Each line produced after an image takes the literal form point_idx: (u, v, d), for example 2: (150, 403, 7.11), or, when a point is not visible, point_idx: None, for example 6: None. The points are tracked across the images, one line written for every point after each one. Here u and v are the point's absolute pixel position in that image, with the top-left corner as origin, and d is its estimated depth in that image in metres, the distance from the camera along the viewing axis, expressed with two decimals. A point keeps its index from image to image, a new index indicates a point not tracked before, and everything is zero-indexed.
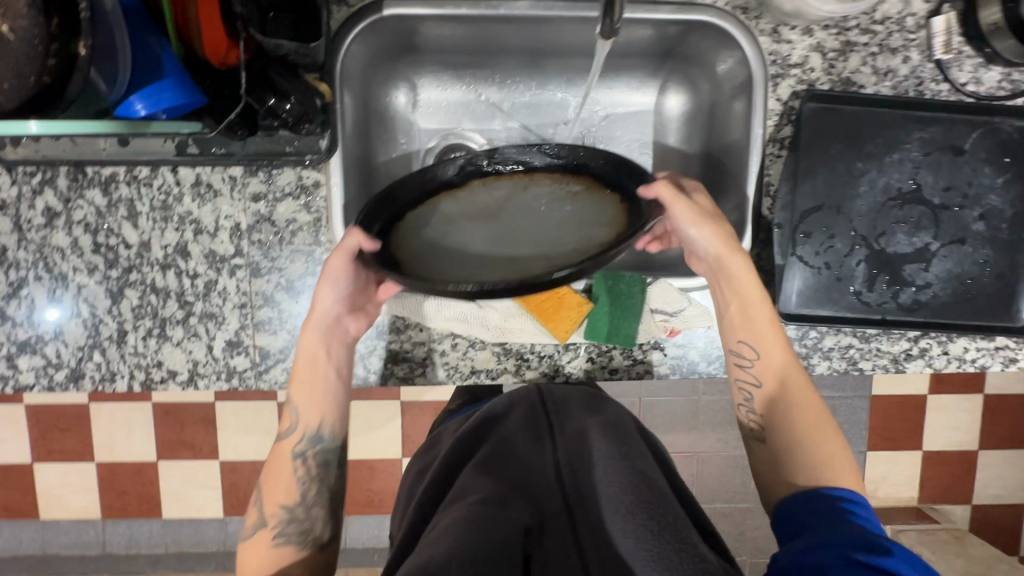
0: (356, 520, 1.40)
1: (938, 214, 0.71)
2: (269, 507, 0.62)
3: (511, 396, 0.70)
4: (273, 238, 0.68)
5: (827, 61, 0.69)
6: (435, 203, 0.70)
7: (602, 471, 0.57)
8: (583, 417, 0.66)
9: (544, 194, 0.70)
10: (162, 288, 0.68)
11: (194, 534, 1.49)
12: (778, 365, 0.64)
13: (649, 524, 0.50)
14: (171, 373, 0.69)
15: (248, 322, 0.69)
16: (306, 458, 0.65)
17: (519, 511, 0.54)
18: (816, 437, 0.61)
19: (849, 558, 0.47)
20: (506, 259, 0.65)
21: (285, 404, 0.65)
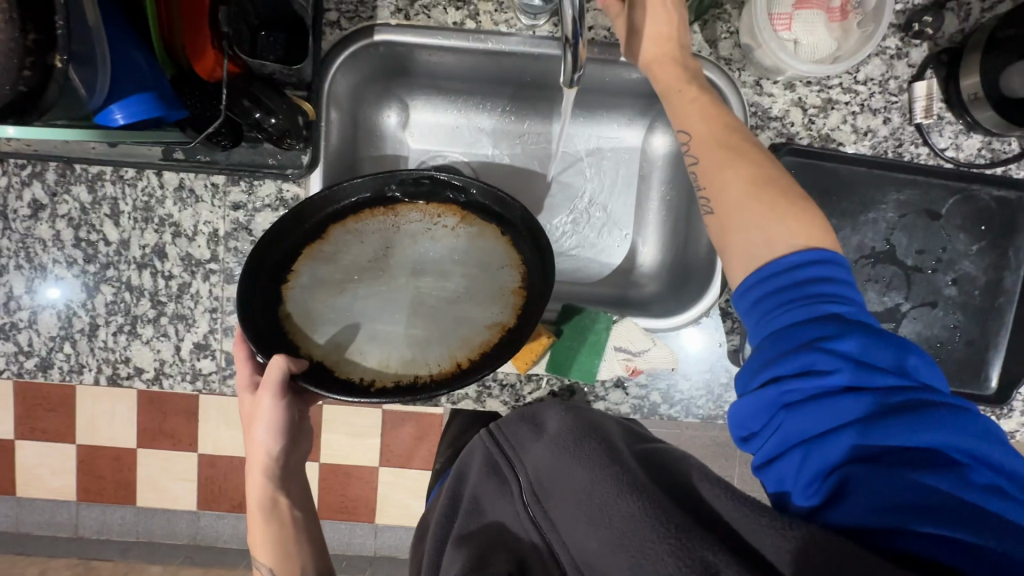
0: (328, 525, 1.40)
1: (911, 275, 0.72)
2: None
3: (474, 457, 0.72)
4: (249, 246, 0.69)
5: (807, 117, 0.70)
6: (311, 269, 0.73)
7: (563, 470, 0.58)
8: (531, 446, 0.64)
9: (413, 239, 0.77)
10: (137, 287, 0.69)
11: (166, 525, 1.50)
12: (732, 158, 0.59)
13: (607, 520, 0.49)
14: (137, 371, 0.70)
15: (217, 327, 0.70)
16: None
17: (498, 563, 0.55)
18: (770, 214, 0.55)
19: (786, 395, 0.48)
20: (430, 328, 0.73)
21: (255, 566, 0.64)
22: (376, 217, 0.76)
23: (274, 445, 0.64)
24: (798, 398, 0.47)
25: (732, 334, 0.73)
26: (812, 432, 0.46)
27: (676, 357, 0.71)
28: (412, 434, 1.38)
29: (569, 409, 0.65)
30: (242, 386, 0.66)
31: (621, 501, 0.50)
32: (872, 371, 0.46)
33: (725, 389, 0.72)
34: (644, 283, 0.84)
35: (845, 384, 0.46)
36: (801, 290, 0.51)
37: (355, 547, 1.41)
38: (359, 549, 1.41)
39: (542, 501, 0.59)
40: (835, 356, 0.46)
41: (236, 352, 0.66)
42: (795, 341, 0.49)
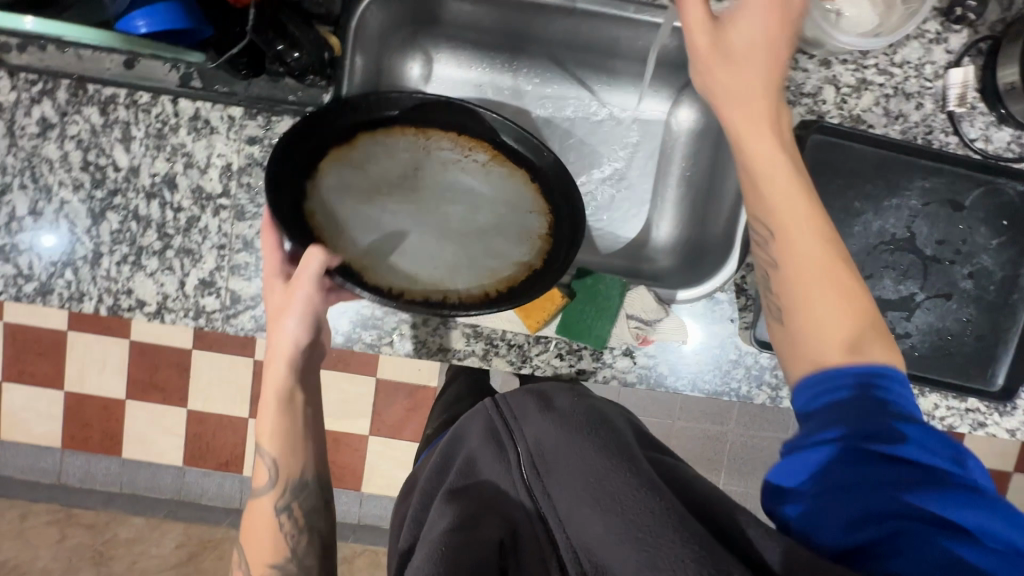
0: None
1: (928, 265, 0.71)
2: (256, 566, 0.61)
3: (475, 420, 0.70)
4: (263, 184, 0.68)
5: (840, 96, 0.69)
6: (339, 171, 0.70)
7: (567, 452, 0.57)
8: (537, 420, 0.63)
9: (446, 169, 0.75)
10: (144, 217, 0.68)
11: (150, 479, 1.48)
12: (801, 244, 0.56)
13: (621, 510, 0.48)
14: (139, 304, 0.69)
15: (224, 264, 0.69)
16: (291, 511, 0.63)
17: (490, 527, 0.53)
18: (840, 319, 0.54)
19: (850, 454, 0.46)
20: (456, 258, 0.72)
21: (259, 458, 0.63)
22: (410, 137, 0.73)
23: (300, 340, 0.62)
24: (854, 454, 0.46)
25: (744, 312, 0.72)
26: (865, 487, 0.44)
27: (687, 330, 0.71)
28: (405, 405, 1.37)
29: (583, 406, 0.64)
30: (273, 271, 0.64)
31: (639, 495, 0.49)
32: (930, 455, 0.46)
33: (732, 366, 0.72)
34: (657, 258, 0.83)
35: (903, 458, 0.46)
36: (862, 378, 0.51)
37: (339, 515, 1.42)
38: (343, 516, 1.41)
39: (545, 477, 0.57)
40: (891, 425, 0.47)
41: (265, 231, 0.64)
42: (853, 412, 0.49)
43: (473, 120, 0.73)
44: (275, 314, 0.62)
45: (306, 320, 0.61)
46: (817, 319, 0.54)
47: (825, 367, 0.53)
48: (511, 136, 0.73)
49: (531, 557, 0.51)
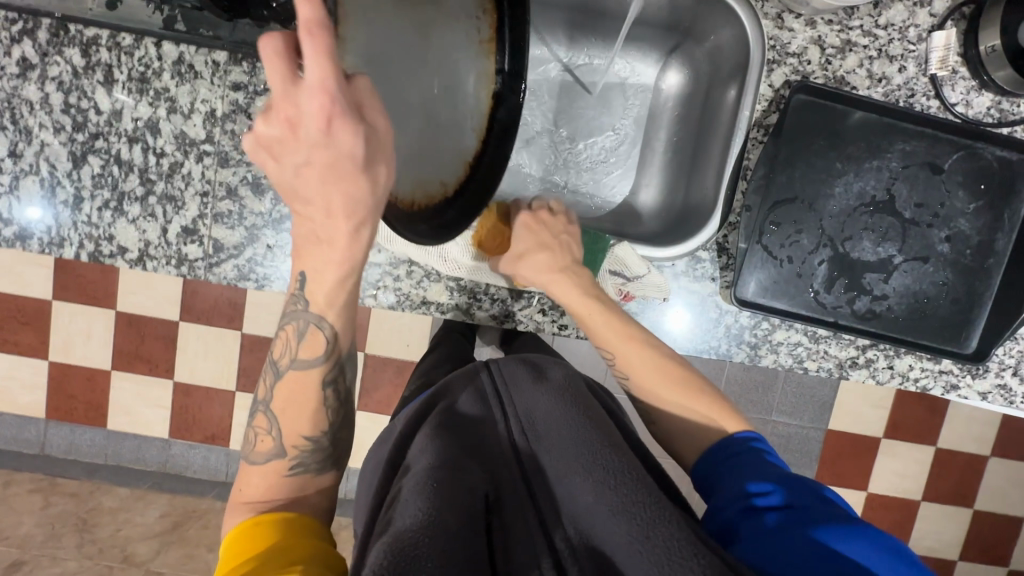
0: None
1: (907, 228, 0.72)
2: (290, 436, 0.55)
3: (463, 381, 0.70)
4: (247, 131, 0.67)
5: (825, 56, 0.69)
6: None
7: (558, 424, 0.58)
8: (530, 390, 0.64)
9: (451, 25, 0.59)
10: (126, 162, 0.67)
11: (135, 450, 1.48)
12: (635, 360, 0.66)
13: (615, 484, 0.51)
14: (121, 250, 0.69)
15: (207, 212, 0.68)
16: (336, 388, 0.57)
17: (477, 475, 0.52)
18: (695, 403, 0.64)
19: (745, 507, 0.50)
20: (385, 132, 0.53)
21: (315, 327, 0.55)
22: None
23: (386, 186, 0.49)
24: (742, 514, 0.50)
25: (725, 272, 0.74)
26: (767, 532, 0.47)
27: (668, 288, 0.73)
28: (391, 379, 1.37)
29: (572, 383, 0.66)
30: (315, 105, 0.41)
31: (630, 473, 0.52)
32: (807, 498, 0.49)
33: (714, 325, 0.75)
34: (643, 222, 0.83)
35: (785, 505, 0.49)
36: (750, 446, 0.59)
37: None
38: None
39: (534, 443, 0.58)
40: (769, 482, 0.52)
41: (303, 14, 0.37)
42: (738, 483, 0.54)
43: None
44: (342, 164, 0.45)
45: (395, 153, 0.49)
46: (668, 409, 0.65)
47: (704, 452, 0.61)
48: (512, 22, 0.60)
49: (514, 513, 0.51)
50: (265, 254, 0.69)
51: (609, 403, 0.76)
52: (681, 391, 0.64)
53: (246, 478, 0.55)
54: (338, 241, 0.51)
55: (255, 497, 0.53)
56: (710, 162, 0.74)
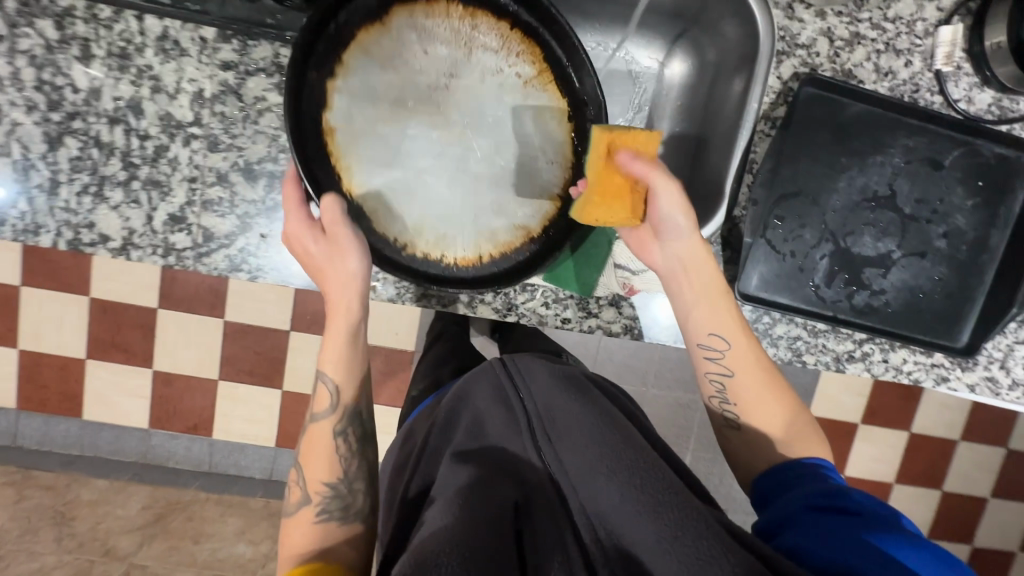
0: (288, 452, 1.45)
1: (906, 224, 0.73)
2: (311, 483, 0.63)
3: (481, 381, 0.73)
4: (238, 113, 0.64)
5: (833, 49, 0.69)
6: (365, 63, 0.61)
7: (577, 425, 0.61)
8: (550, 390, 0.67)
9: (497, 92, 0.66)
10: (107, 144, 0.63)
11: (114, 441, 1.43)
12: (744, 356, 0.66)
13: (638, 483, 0.54)
14: (102, 239, 0.65)
15: (196, 199, 0.65)
16: (347, 435, 0.65)
17: (505, 490, 0.59)
18: (779, 416, 0.66)
19: (808, 504, 0.55)
20: (466, 203, 0.67)
21: (319, 381, 0.64)
22: (452, 22, 0.63)
23: (361, 273, 0.59)
24: (806, 512, 0.54)
25: (728, 266, 0.74)
26: (826, 523, 0.51)
27: None
28: (381, 369, 1.35)
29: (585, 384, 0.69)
30: (298, 232, 0.59)
31: (650, 471, 0.55)
32: (874, 509, 0.53)
33: None
34: None
35: (850, 510, 0.53)
36: (815, 463, 0.62)
37: None
38: None
39: (554, 442, 0.62)
40: (835, 490, 0.55)
41: (287, 190, 0.59)
42: (803, 488, 0.58)
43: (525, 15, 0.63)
44: (321, 262, 0.59)
45: (363, 248, 0.59)
46: (762, 417, 0.66)
47: (775, 465, 0.64)
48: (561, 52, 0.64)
49: (546, 519, 0.56)
50: (258, 244, 0.66)
51: (623, 402, 0.77)
52: (778, 402, 0.66)
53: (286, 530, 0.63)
54: (333, 333, 0.62)
55: (295, 540, 0.61)
56: (716, 155, 0.73)
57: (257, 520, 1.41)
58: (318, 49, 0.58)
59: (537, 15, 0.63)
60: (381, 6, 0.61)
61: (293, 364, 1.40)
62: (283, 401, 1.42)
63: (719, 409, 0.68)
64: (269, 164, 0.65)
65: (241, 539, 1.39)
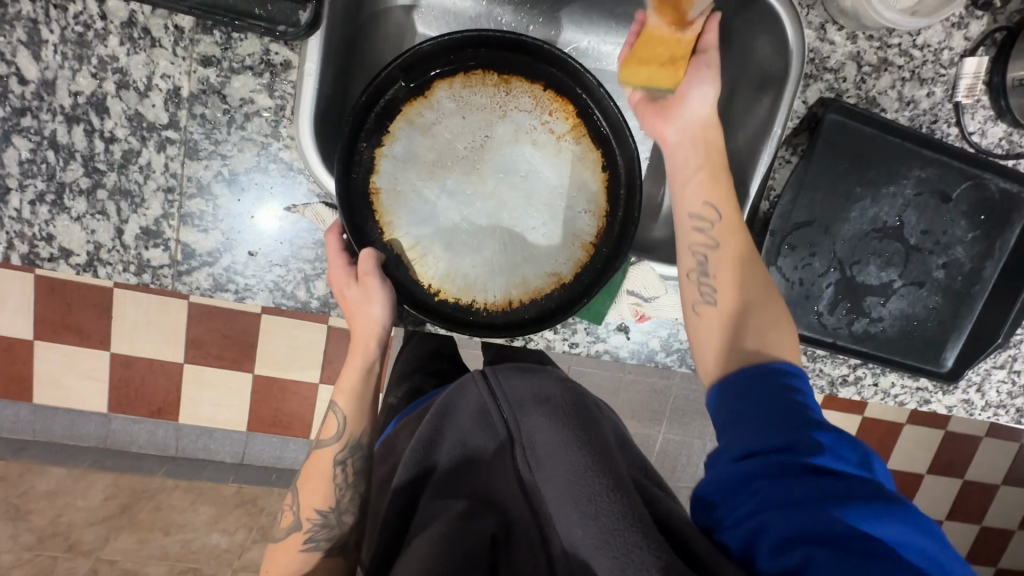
0: (258, 437, 1.36)
1: (910, 254, 0.73)
2: (303, 509, 0.59)
3: (467, 399, 0.72)
4: (221, 116, 0.56)
5: (860, 74, 0.66)
6: (407, 135, 0.62)
7: (555, 453, 0.60)
8: (534, 413, 0.66)
9: (523, 148, 0.64)
10: (65, 146, 0.55)
11: (69, 426, 1.32)
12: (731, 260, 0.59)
13: (595, 512, 0.52)
14: (64, 253, 0.57)
15: (173, 211, 0.58)
16: (347, 466, 0.61)
17: (487, 520, 0.59)
18: (776, 328, 0.57)
19: (774, 464, 0.46)
20: (497, 255, 0.64)
21: (330, 410, 0.62)
22: (487, 90, 0.63)
23: (384, 325, 0.61)
24: (765, 467, 0.46)
25: None
26: (795, 502, 0.44)
27: None
28: None
29: (569, 404, 0.68)
30: (337, 282, 0.59)
31: (608, 497, 0.53)
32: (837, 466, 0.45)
33: None
34: None
35: (810, 471, 0.45)
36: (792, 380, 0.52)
37: (285, 461, 1.38)
38: (289, 463, 1.38)
39: (532, 470, 0.61)
40: (798, 437, 0.47)
41: (331, 243, 0.59)
42: (762, 420, 0.49)
43: (560, 76, 0.63)
44: (351, 311, 0.59)
45: (392, 303, 0.59)
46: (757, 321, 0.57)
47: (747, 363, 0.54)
48: (596, 107, 0.62)
49: (526, 553, 0.55)
50: (245, 263, 0.60)
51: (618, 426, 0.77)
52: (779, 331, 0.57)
53: (275, 555, 0.61)
54: (354, 374, 0.62)
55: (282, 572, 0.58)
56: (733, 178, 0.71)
57: (230, 510, 1.31)
58: (369, 121, 0.59)
59: (567, 73, 0.62)
60: (422, 78, 0.61)
61: (265, 348, 1.28)
62: (254, 385, 1.31)
63: (694, 309, 0.60)
64: (257, 175, 0.58)
65: (215, 529, 1.29)
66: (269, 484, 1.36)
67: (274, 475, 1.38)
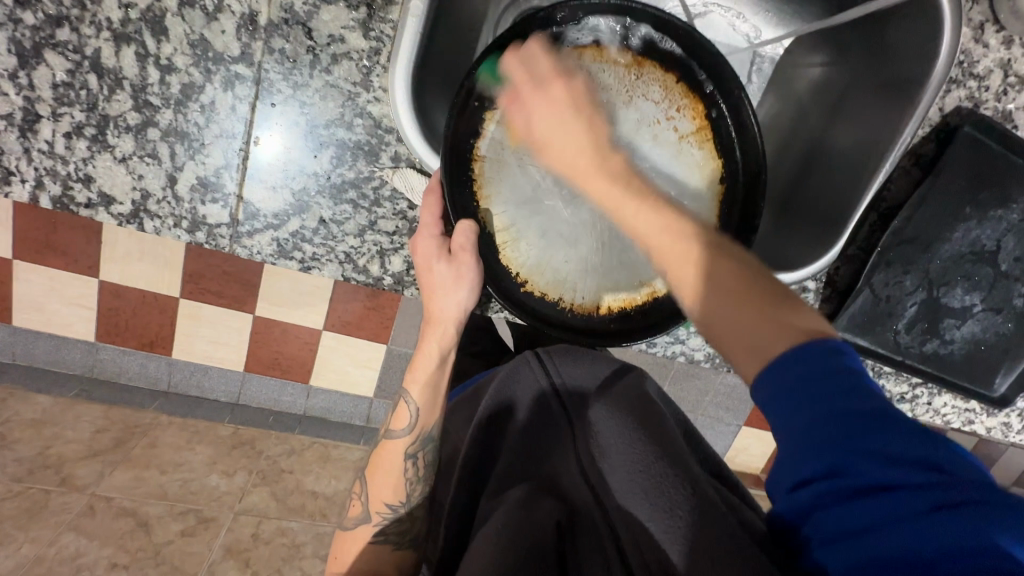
0: (256, 378, 1.16)
1: (997, 280, 0.69)
2: (374, 503, 0.57)
3: (523, 381, 0.68)
4: (304, 54, 0.47)
5: (1004, 85, 0.62)
6: None
7: (620, 446, 0.56)
8: (595, 402, 0.63)
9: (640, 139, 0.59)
10: (110, 71, 0.45)
11: (53, 351, 1.11)
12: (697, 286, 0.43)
13: (668, 505, 0.48)
14: (104, 200, 0.49)
15: (238, 163, 0.49)
16: (417, 460, 0.58)
17: (549, 508, 0.53)
18: (742, 314, 0.41)
19: (816, 495, 0.37)
20: (593, 253, 0.59)
21: (402, 399, 0.59)
22: (617, 71, 0.58)
23: (465, 309, 0.56)
24: (813, 498, 0.37)
25: (823, 303, 0.72)
26: (859, 535, 0.35)
27: None
28: (363, 302, 1.07)
29: (636, 386, 0.64)
30: (425, 253, 0.53)
31: (684, 490, 0.48)
32: (900, 467, 0.35)
33: None
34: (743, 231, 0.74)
35: (867, 488, 0.35)
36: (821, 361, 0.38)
37: (287, 405, 1.20)
38: (291, 407, 1.20)
39: (598, 460, 0.58)
40: (834, 454, 0.36)
41: (427, 208, 0.52)
42: (789, 433, 0.38)
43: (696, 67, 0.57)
44: (432, 291, 0.54)
45: (477, 285, 0.54)
46: (721, 317, 0.42)
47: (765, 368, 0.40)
48: (727, 108, 0.56)
49: (588, 536, 0.51)
50: (315, 230, 0.53)
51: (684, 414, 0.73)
52: (746, 307, 0.41)
53: (341, 544, 0.59)
54: (432, 357, 0.58)
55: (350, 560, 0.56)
56: (839, 183, 0.66)
57: (228, 452, 1.12)
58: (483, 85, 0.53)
59: (702, 62, 0.56)
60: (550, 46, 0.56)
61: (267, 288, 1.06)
62: (255, 328, 1.10)
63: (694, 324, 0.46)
64: (341, 130, 0.50)
65: (214, 471, 1.09)
66: (267, 427, 1.17)
67: (272, 418, 1.19)
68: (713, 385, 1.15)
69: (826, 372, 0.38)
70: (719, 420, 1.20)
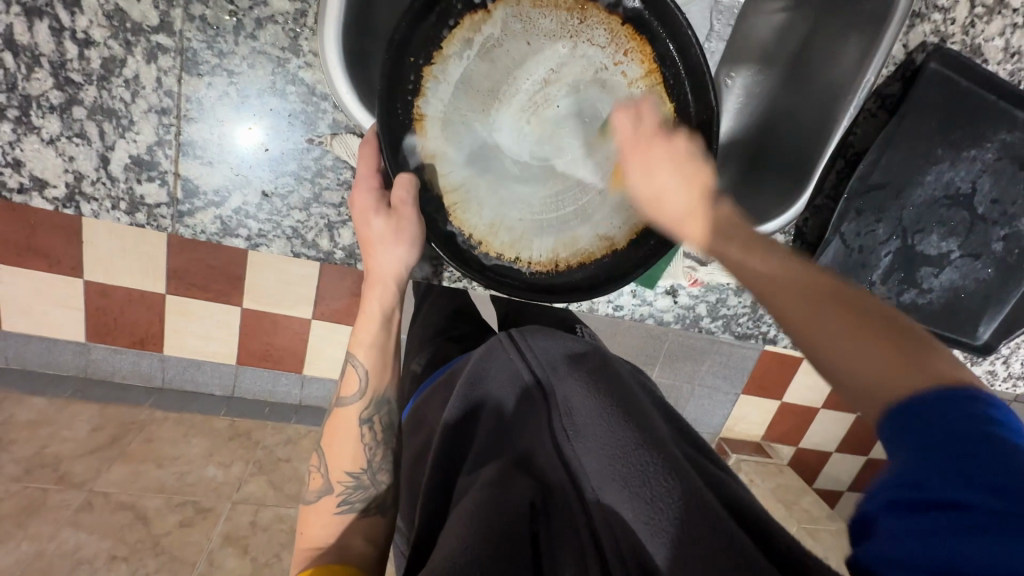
0: (252, 370, 1.13)
1: (974, 224, 0.66)
2: (334, 472, 0.56)
3: (497, 364, 0.63)
4: (226, 19, 0.46)
5: (971, 17, 0.61)
6: (464, 57, 0.54)
7: (594, 430, 0.50)
8: (569, 378, 0.58)
9: (587, 88, 0.59)
10: (25, 47, 0.45)
11: (45, 353, 1.06)
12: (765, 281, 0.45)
13: (648, 492, 0.43)
14: (36, 183, 0.49)
15: (169, 139, 0.49)
16: (373, 424, 0.59)
17: (520, 487, 0.49)
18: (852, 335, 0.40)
19: (888, 489, 0.35)
20: (546, 207, 0.60)
21: (349, 364, 0.59)
22: (559, 15, 0.55)
23: (406, 265, 0.54)
24: (880, 501, 0.35)
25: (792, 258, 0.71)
26: (931, 531, 0.31)
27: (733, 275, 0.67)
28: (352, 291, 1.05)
29: (609, 363, 0.59)
30: (362, 206, 0.52)
31: (662, 475, 0.44)
32: (992, 499, 0.30)
33: None
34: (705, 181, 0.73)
35: (945, 503, 0.31)
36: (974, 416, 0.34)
37: (283, 396, 1.16)
38: (287, 398, 1.16)
39: (571, 437, 0.52)
40: (928, 470, 0.33)
41: (363, 164, 0.51)
42: (900, 448, 0.36)
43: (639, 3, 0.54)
44: (371, 244, 0.52)
45: (417, 244, 0.54)
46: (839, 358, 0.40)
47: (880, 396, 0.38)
48: (678, 50, 0.54)
49: (561, 521, 0.46)
50: (259, 205, 0.52)
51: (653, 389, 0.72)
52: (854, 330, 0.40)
53: (306, 522, 0.57)
54: (373, 318, 0.58)
55: (318, 537, 0.55)
56: (798, 128, 0.65)
57: (225, 442, 1.08)
58: (417, 35, 0.51)
59: (651, 4, 0.53)
60: None
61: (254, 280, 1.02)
62: (244, 320, 1.06)
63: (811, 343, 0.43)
64: (273, 99, 0.49)
65: (211, 462, 1.05)
66: (262, 417, 1.14)
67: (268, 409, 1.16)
68: (709, 354, 1.13)
69: (959, 418, 0.34)
70: (716, 389, 1.19)
